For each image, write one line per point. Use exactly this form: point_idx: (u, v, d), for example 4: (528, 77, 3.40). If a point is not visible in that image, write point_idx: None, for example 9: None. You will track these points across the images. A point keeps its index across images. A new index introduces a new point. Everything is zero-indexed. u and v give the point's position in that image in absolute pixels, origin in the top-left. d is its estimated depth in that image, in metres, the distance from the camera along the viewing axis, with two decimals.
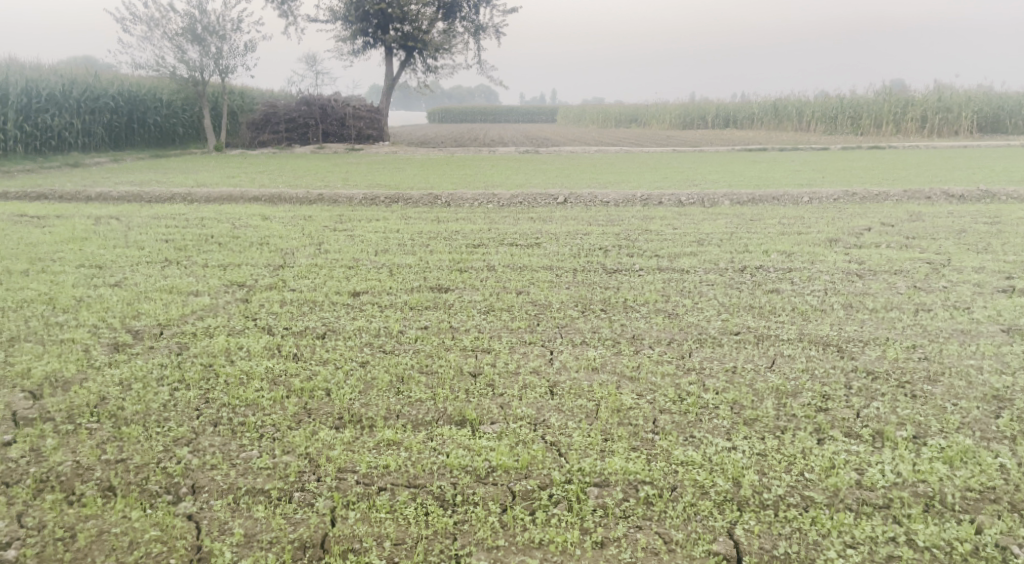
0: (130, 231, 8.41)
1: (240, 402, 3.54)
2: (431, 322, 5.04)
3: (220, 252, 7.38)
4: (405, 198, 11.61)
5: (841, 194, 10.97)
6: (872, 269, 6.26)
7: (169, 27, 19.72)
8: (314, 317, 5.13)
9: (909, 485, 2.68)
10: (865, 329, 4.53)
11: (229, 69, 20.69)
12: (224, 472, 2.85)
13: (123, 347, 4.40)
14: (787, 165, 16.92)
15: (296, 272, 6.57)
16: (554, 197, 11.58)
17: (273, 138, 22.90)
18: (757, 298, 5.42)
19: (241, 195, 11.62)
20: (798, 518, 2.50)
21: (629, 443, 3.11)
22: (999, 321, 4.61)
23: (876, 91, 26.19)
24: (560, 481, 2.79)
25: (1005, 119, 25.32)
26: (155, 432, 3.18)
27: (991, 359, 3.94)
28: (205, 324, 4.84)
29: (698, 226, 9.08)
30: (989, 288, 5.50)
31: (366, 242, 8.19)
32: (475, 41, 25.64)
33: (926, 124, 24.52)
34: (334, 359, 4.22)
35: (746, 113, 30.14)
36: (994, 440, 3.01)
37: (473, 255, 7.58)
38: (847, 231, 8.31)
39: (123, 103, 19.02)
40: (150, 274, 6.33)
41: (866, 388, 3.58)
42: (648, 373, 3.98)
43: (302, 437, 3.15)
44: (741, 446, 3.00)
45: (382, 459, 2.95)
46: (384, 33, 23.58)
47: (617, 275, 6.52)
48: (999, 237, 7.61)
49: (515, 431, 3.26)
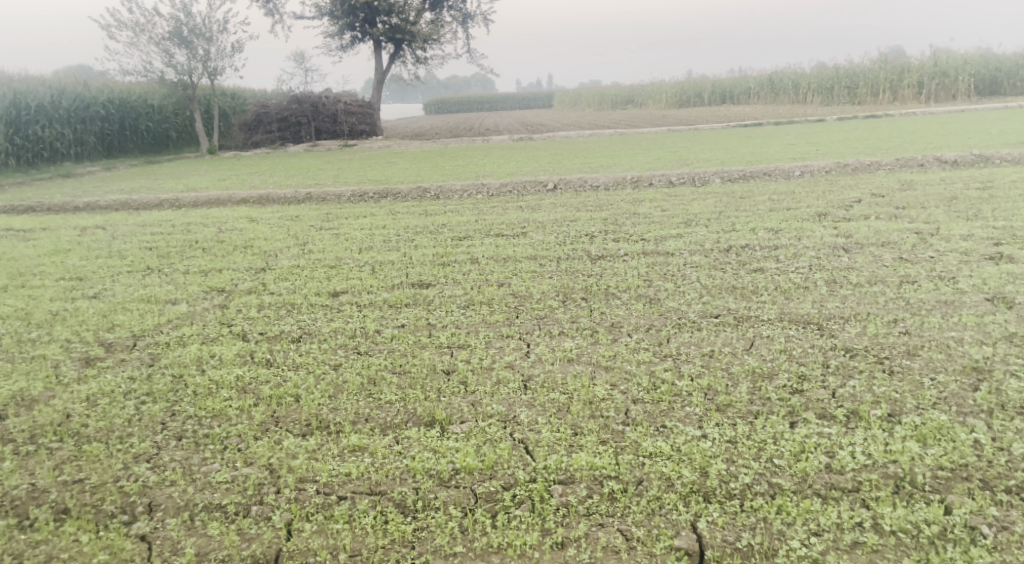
0: (114, 240, 8.35)
1: (206, 413, 3.47)
2: (409, 319, 4.97)
3: (202, 258, 7.30)
4: (393, 193, 11.51)
5: (833, 165, 10.83)
6: (859, 242, 6.15)
7: (155, 31, 19.54)
8: (291, 320, 5.05)
9: (880, 466, 2.60)
10: (846, 305, 4.44)
11: (217, 70, 20.47)
12: (181, 488, 2.81)
13: (93, 361, 4.35)
14: (782, 139, 16.69)
15: (277, 275, 6.49)
16: (544, 183, 11.48)
17: (265, 138, 22.70)
18: (741, 279, 5.32)
19: (229, 198, 11.53)
20: (764, 507, 2.42)
21: (598, 437, 3.04)
22: (985, 289, 4.50)
23: (871, 60, 25.90)
24: (524, 481, 2.73)
25: (1003, 80, 24.76)
26: (117, 448, 3.13)
27: (973, 330, 3.84)
28: (179, 333, 4.77)
29: (687, 206, 8.96)
30: (976, 255, 5.38)
31: (351, 240, 8.12)
32: (464, 30, 25.40)
33: (923, 89, 24.22)
34: (306, 364, 4.14)
35: (741, 88, 29.92)
36: (970, 415, 2.92)
37: (458, 248, 7.50)
38: (837, 204, 8.18)
39: (113, 110, 18.92)
40: (129, 284, 6.25)
41: (844, 366, 3.50)
42: (623, 361, 3.90)
43: (266, 447, 3.10)
44: (712, 434, 2.92)
45: (344, 467, 2.89)
46: (371, 27, 23.30)
47: (602, 262, 6.43)
48: (991, 202, 7.46)
49: (483, 430, 3.19)
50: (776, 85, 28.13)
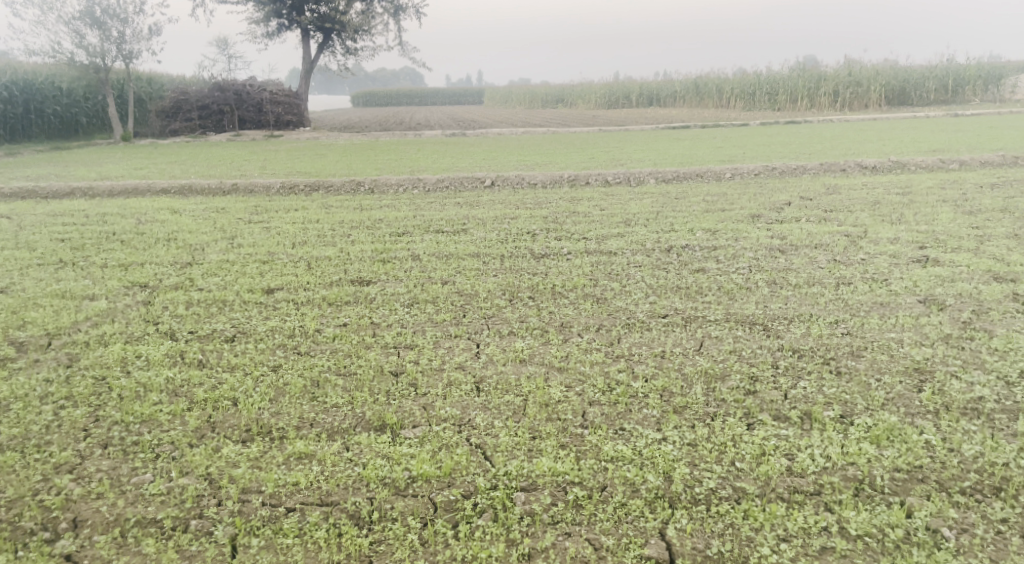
0: (20, 230, 7.69)
1: (134, 419, 3.19)
2: (351, 318, 4.75)
3: (122, 251, 6.81)
4: (326, 186, 11.15)
5: (761, 168, 11.18)
6: (794, 244, 6.34)
7: (65, 10, 18.09)
8: (223, 318, 4.75)
9: (839, 469, 2.66)
10: (789, 306, 4.55)
11: (133, 54, 19.17)
12: (109, 502, 2.57)
13: (3, 363, 3.94)
14: (709, 142, 17.17)
15: (205, 269, 6.13)
16: (481, 179, 11.35)
17: (185, 126, 21.53)
18: (684, 279, 5.37)
19: (148, 188, 10.85)
20: (730, 512, 2.44)
21: (557, 440, 2.97)
22: (916, 291, 4.71)
23: (790, 68, 27.01)
24: (485, 488, 2.63)
25: (910, 91, 26.08)
26: (34, 458, 2.84)
27: (911, 331, 4.00)
28: (100, 331, 4.40)
29: (625, 206, 9.04)
30: (905, 258, 5.64)
31: (283, 234, 7.77)
32: (396, 22, 24.89)
33: (838, 98, 25.43)
34: (243, 365, 3.88)
35: (669, 91, 30.67)
36: (918, 416, 3.03)
37: (397, 244, 7.29)
38: (769, 206, 8.43)
39: (17, 93, 17.64)
40: (40, 278, 5.76)
41: (793, 367, 3.57)
42: (576, 362, 3.85)
43: (203, 456, 2.87)
44: (672, 437, 2.91)
45: (292, 476, 2.71)
46: (299, 14, 22.48)
47: (545, 260, 6.39)
48: (911, 207, 7.87)
49: (438, 434, 3.06)
50: (701, 88, 28.88)
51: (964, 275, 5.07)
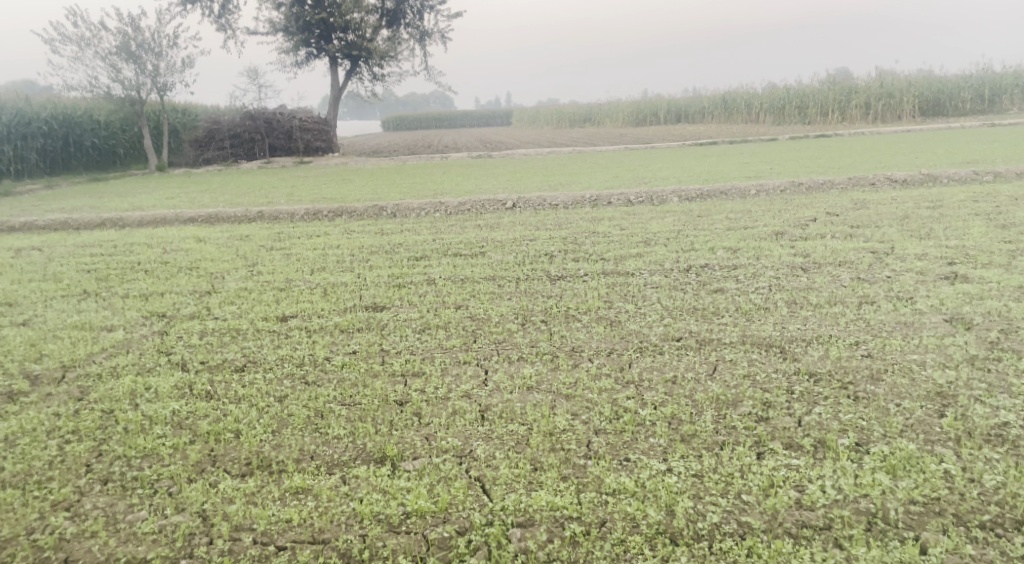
0: (49, 262, 7.87)
1: (136, 453, 3.19)
2: (361, 345, 4.72)
3: (144, 281, 6.92)
4: (349, 211, 11.24)
5: (787, 184, 10.96)
6: (817, 262, 6.17)
7: (101, 45, 18.71)
8: (235, 347, 4.76)
9: (850, 501, 2.54)
10: (808, 327, 4.39)
11: (167, 86, 19.69)
12: (102, 541, 2.58)
13: (16, 397, 3.99)
14: (737, 157, 17.00)
15: (223, 298, 6.18)
16: (502, 202, 11.33)
17: (218, 155, 21.95)
18: (701, 300, 5.24)
19: (176, 217, 11.07)
20: (732, 550, 2.35)
21: (559, 472, 2.88)
22: (943, 310, 4.51)
23: (820, 81, 26.73)
24: (480, 525, 2.56)
25: (945, 102, 25.49)
26: (34, 495, 2.86)
27: (935, 352, 3.83)
28: (113, 363, 4.44)
29: (646, 225, 8.92)
30: (932, 275, 5.43)
31: (303, 260, 7.83)
32: (421, 47, 25.25)
33: (870, 110, 24.95)
34: (249, 397, 3.85)
35: (697, 107, 30.54)
36: (938, 443, 2.89)
37: (414, 268, 7.29)
38: (793, 223, 8.24)
39: (57, 127, 18.22)
40: (63, 310, 5.87)
41: (808, 392, 3.42)
42: (584, 389, 3.74)
43: (200, 491, 2.84)
44: (677, 467, 2.81)
45: (286, 512, 2.68)
46: (327, 43, 23.03)
47: (561, 282, 6.31)
48: (941, 222, 7.61)
49: (437, 466, 2.99)
50: (730, 103, 28.75)
51: (994, 292, 4.85)
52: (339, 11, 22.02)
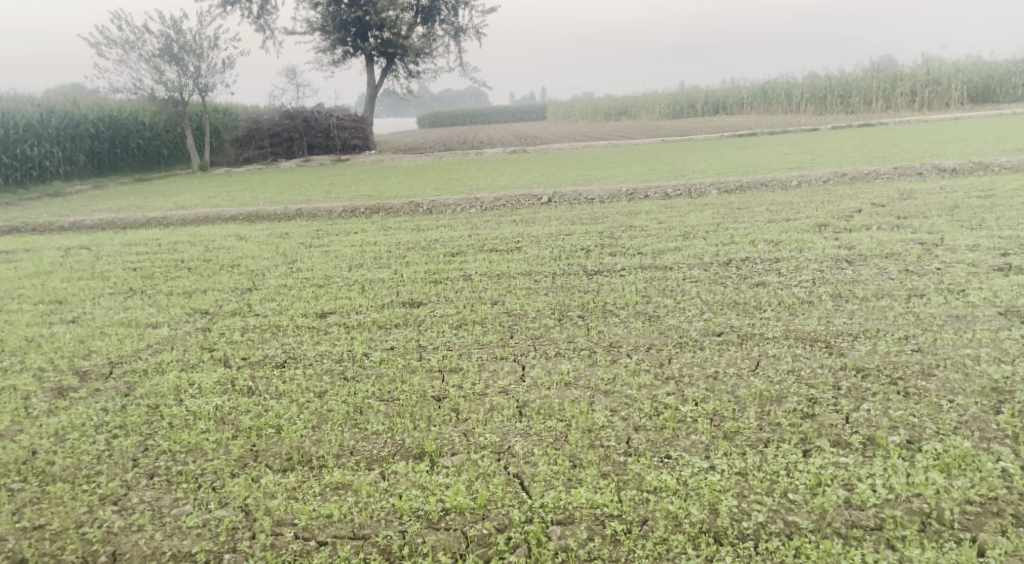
0: (97, 261, 8.10)
1: (181, 448, 3.25)
2: (399, 341, 4.74)
3: (187, 278, 7.08)
4: (386, 208, 11.31)
5: (830, 175, 10.67)
6: (862, 254, 5.98)
7: (145, 48, 19.22)
8: (276, 343, 4.82)
9: (903, 501, 2.45)
10: (854, 321, 4.26)
11: (208, 86, 20.12)
12: (148, 535, 2.63)
13: (66, 392, 4.12)
14: (776, 148, 16.59)
15: (263, 295, 6.28)
16: (538, 197, 11.28)
17: (258, 154, 22.38)
18: (742, 294, 5.12)
19: (218, 215, 11.29)
20: (780, 550, 2.28)
21: (598, 469, 2.84)
22: (996, 303, 4.33)
23: (864, 69, 25.94)
24: (520, 522, 2.54)
25: (995, 88, 24.53)
26: (83, 489, 2.94)
27: (989, 346, 3.68)
28: (158, 359, 4.54)
29: (684, 218, 8.78)
30: (984, 267, 5.23)
31: (341, 257, 7.91)
32: (456, 44, 25.37)
33: (916, 98, 24.12)
34: (289, 392, 3.89)
35: (734, 98, 29.97)
36: (995, 441, 2.78)
37: (451, 264, 7.30)
38: (837, 214, 8.01)
39: (104, 128, 18.73)
40: (110, 307, 6.04)
41: (856, 388, 3.31)
42: (623, 385, 3.68)
43: (243, 486, 2.89)
44: (720, 465, 2.74)
45: (325, 508, 2.69)
46: (363, 41, 23.24)
47: (598, 277, 6.25)
48: (993, 211, 7.32)
49: (475, 462, 2.97)
50: (769, 94, 28.11)
51: None
52: (375, 9, 22.14)
